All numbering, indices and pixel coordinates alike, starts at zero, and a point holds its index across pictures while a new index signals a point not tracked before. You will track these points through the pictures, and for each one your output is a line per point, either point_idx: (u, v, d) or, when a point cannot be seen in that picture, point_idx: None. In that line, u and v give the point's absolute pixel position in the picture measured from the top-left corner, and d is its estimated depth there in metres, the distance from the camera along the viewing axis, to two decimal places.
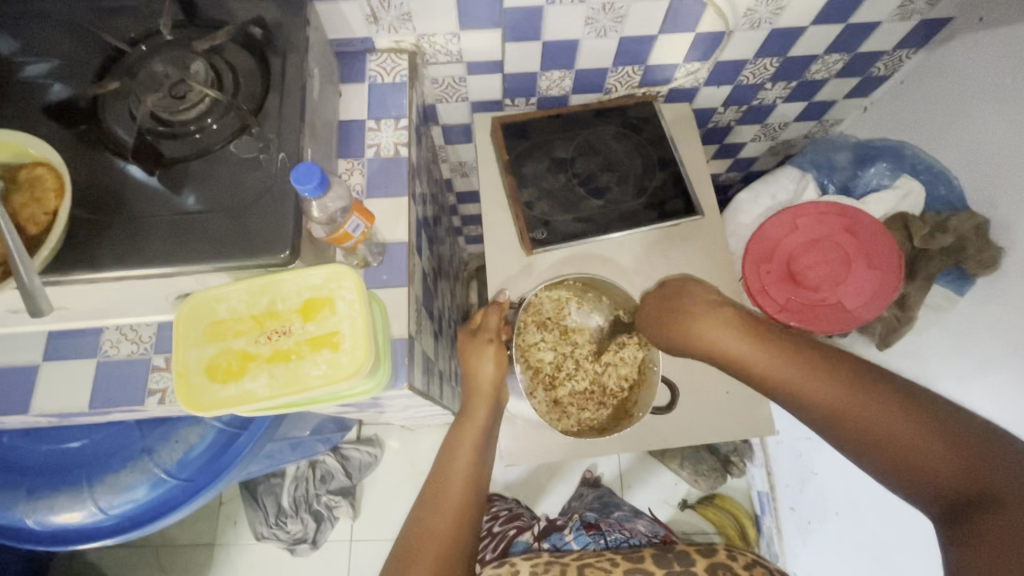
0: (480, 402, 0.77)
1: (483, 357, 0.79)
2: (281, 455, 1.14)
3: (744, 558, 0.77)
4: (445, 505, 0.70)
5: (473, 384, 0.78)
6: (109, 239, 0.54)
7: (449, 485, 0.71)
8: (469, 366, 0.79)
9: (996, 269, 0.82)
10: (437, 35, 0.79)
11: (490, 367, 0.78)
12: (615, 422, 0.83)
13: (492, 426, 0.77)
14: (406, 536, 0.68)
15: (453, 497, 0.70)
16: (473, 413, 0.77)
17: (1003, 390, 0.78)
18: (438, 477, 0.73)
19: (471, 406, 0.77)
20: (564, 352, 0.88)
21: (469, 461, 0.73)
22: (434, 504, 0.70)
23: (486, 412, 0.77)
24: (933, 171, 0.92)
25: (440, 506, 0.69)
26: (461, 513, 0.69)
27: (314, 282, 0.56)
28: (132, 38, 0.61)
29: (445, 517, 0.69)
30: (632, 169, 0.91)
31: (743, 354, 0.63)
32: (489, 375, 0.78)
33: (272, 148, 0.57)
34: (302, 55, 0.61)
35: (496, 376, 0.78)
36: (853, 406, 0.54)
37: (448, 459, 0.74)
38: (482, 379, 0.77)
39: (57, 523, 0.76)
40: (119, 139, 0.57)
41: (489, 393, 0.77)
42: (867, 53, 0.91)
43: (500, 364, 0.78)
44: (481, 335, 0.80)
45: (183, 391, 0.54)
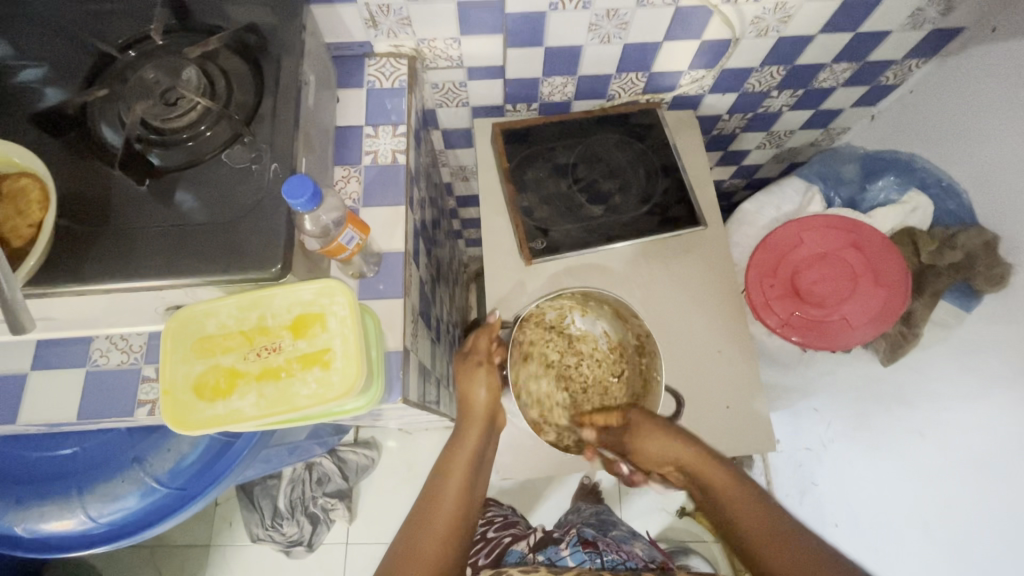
0: (473, 426, 0.77)
1: (473, 381, 0.78)
2: (276, 460, 1.13)
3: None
4: (433, 531, 0.69)
5: (466, 409, 0.78)
6: (97, 251, 0.52)
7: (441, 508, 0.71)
8: (462, 389, 0.79)
9: (1005, 286, 0.80)
10: (437, 40, 0.77)
11: (483, 393, 0.78)
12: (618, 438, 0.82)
13: (485, 452, 0.76)
14: (393, 558, 0.68)
15: (441, 522, 0.70)
16: (466, 437, 0.76)
17: (1011, 410, 0.76)
18: (429, 501, 0.72)
19: (464, 430, 0.77)
20: (570, 362, 0.89)
21: (461, 485, 0.73)
22: (422, 528, 0.69)
23: (478, 438, 0.76)
24: (942, 184, 0.90)
25: (430, 531, 0.69)
26: (450, 538, 0.69)
27: (305, 298, 0.55)
28: (123, 42, 0.60)
29: (433, 541, 0.68)
30: (634, 177, 0.89)
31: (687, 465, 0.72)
32: (482, 399, 0.77)
33: (265, 158, 0.56)
34: (296, 61, 0.59)
35: (490, 400, 0.78)
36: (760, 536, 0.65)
37: (441, 483, 0.74)
38: (476, 404, 0.77)
39: (46, 532, 0.75)
40: (110, 148, 0.56)
41: (484, 416, 0.77)
42: (876, 62, 0.89)
43: (492, 389, 0.78)
44: (471, 358, 0.80)
45: (170, 408, 0.53)
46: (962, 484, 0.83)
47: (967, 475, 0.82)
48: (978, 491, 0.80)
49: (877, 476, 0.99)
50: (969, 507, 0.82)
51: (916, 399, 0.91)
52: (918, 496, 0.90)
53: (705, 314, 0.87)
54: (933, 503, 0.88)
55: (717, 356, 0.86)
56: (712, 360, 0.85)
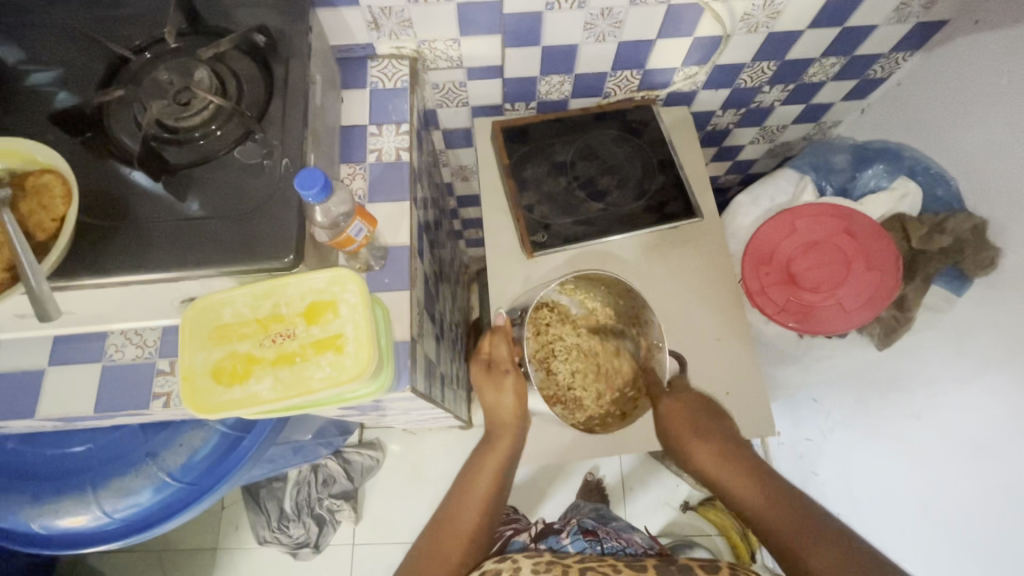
0: (504, 432, 0.78)
1: (502, 390, 0.79)
2: (284, 459, 1.14)
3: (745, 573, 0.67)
4: (458, 531, 0.71)
5: (496, 419, 0.79)
6: (117, 244, 0.54)
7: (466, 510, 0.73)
8: (489, 399, 0.79)
9: (994, 269, 0.83)
10: (438, 41, 0.80)
11: (510, 398, 0.78)
12: (633, 404, 0.85)
13: (512, 461, 0.77)
14: (417, 553, 0.72)
15: (466, 523, 0.72)
16: (497, 442, 0.77)
17: (1003, 390, 0.78)
18: (454, 503, 0.74)
19: (495, 435, 0.78)
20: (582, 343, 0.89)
21: (488, 491, 0.74)
22: (445, 530, 0.72)
23: (510, 444, 0.77)
24: (931, 172, 0.93)
25: (450, 532, 0.72)
26: (470, 542, 0.71)
27: (317, 286, 0.57)
28: (137, 45, 0.62)
29: (456, 541, 0.71)
30: (631, 172, 0.91)
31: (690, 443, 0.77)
32: (509, 406, 0.78)
33: (276, 154, 0.58)
34: (304, 62, 0.62)
35: (517, 408, 0.78)
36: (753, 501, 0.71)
37: (466, 486, 0.75)
38: (504, 410, 0.78)
39: (62, 527, 0.77)
40: (124, 146, 0.58)
41: (512, 425, 0.78)
42: (864, 56, 0.92)
43: (518, 396, 0.78)
44: (495, 368, 0.79)
45: (189, 393, 0.55)
46: (957, 464, 0.85)
47: (962, 455, 0.84)
48: (970, 469, 0.82)
49: (876, 461, 1.01)
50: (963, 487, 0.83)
51: (912, 383, 0.93)
52: (916, 480, 0.92)
53: (704, 302, 0.89)
54: (930, 485, 0.89)
55: (716, 343, 0.87)
56: (712, 347, 0.87)
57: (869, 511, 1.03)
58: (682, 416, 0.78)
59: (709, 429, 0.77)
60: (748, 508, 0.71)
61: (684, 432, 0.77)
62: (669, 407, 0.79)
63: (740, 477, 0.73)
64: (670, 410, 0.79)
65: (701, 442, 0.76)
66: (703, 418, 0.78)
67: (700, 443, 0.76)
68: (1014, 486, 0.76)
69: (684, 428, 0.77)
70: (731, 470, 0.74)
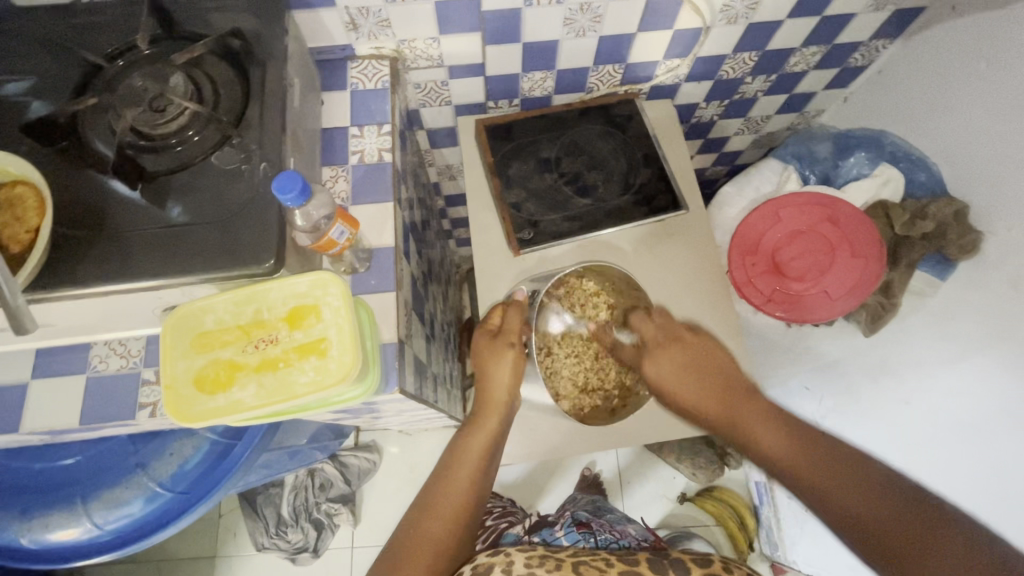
0: (492, 413, 0.79)
1: (501, 361, 0.81)
2: (279, 464, 1.12)
3: (740, 569, 0.67)
4: (443, 511, 0.70)
5: (487, 397, 0.80)
6: (93, 254, 0.54)
7: (451, 492, 0.71)
8: (486, 371, 0.82)
9: (977, 253, 0.83)
10: (418, 40, 0.79)
11: (506, 373, 0.81)
12: (623, 400, 0.88)
13: (499, 440, 0.77)
14: (399, 542, 0.68)
15: (452, 501, 0.71)
16: (485, 422, 0.78)
17: (989, 371, 0.78)
18: (441, 484, 0.73)
19: (482, 415, 0.79)
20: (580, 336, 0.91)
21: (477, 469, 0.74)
22: (432, 510, 0.70)
23: (497, 422, 0.78)
24: (912, 159, 0.93)
25: (434, 513, 0.69)
26: (456, 521, 0.69)
27: (299, 290, 0.57)
28: (110, 52, 0.61)
29: (442, 522, 0.69)
30: (616, 167, 0.91)
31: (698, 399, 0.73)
32: (504, 380, 0.80)
33: (254, 159, 0.57)
34: (280, 64, 0.61)
35: (512, 386, 0.80)
36: (794, 455, 0.62)
37: (451, 465, 0.74)
38: (498, 385, 0.80)
39: (53, 541, 0.76)
40: (100, 154, 0.57)
41: (502, 403, 0.79)
42: (844, 45, 0.92)
43: (516, 373, 0.81)
44: (504, 339, 0.82)
45: (171, 402, 0.54)
46: (947, 447, 0.85)
47: (950, 439, 0.84)
48: (958, 450, 0.83)
49: None
50: (951, 470, 0.84)
51: (901, 367, 0.93)
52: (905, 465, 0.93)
53: (692, 294, 0.89)
54: (918, 468, 0.90)
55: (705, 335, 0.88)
56: None
57: None
58: (676, 372, 0.76)
59: (704, 377, 0.74)
60: (766, 450, 0.65)
61: (681, 386, 0.75)
62: (658, 369, 0.77)
63: (755, 420, 0.67)
64: (658, 362, 0.78)
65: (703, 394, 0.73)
66: (700, 367, 0.75)
67: (695, 388, 0.74)
68: (1002, 466, 0.76)
69: (680, 378, 0.75)
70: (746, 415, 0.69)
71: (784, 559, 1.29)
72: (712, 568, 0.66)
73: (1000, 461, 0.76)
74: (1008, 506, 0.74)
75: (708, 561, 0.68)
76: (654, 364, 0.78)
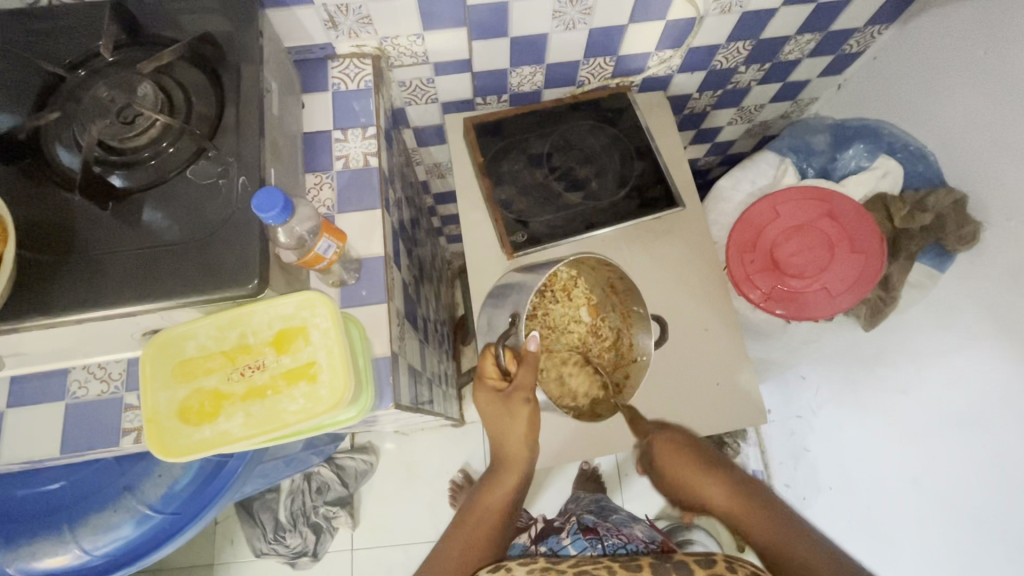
0: (512, 469, 0.76)
1: (515, 417, 0.74)
2: (275, 473, 1.06)
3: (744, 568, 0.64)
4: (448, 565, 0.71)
5: (505, 451, 0.76)
6: (64, 280, 0.51)
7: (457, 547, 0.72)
8: (500, 427, 0.75)
9: (976, 243, 0.82)
10: (400, 37, 0.76)
11: (521, 427, 0.75)
12: (623, 374, 0.84)
13: (520, 494, 0.76)
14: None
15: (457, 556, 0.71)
16: (503, 478, 0.76)
17: (988, 363, 0.78)
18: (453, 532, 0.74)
19: (502, 470, 0.76)
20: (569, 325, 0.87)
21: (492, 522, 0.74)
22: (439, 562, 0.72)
23: (516, 480, 0.75)
24: (910, 149, 0.92)
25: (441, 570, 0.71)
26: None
27: (285, 312, 0.55)
28: (72, 61, 0.57)
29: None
30: (610, 162, 0.89)
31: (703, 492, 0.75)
32: (519, 434, 0.75)
33: (232, 171, 0.54)
34: (256, 67, 0.57)
35: (529, 435, 0.75)
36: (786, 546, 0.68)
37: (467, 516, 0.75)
38: (512, 440, 0.75)
39: (41, 569, 0.74)
40: (67, 171, 0.54)
41: (522, 461, 0.75)
42: (839, 31, 0.90)
43: (531, 427, 0.75)
44: (513, 395, 0.73)
45: (155, 435, 0.53)
46: (944, 438, 0.85)
47: (947, 430, 0.84)
48: (956, 440, 0.82)
49: (865, 438, 1.01)
50: (948, 458, 0.84)
51: (899, 358, 0.93)
52: (902, 455, 0.93)
53: (690, 291, 0.87)
54: (915, 457, 0.90)
55: (704, 333, 0.86)
56: (701, 338, 0.86)
57: (860, 486, 1.03)
58: (679, 454, 0.76)
59: (715, 478, 0.75)
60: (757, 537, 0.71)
61: (684, 473, 0.76)
62: (664, 447, 0.77)
63: (753, 514, 0.72)
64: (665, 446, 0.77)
65: (703, 479, 0.75)
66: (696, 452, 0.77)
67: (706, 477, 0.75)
68: (1001, 457, 0.76)
69: (683, 466, 0.76)
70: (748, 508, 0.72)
71: None
72: (716, 570, 0.64)
73: (1000, 453, 0.76)
74: (1009, 497, 0.74)
75: (712, 562, 0.66)
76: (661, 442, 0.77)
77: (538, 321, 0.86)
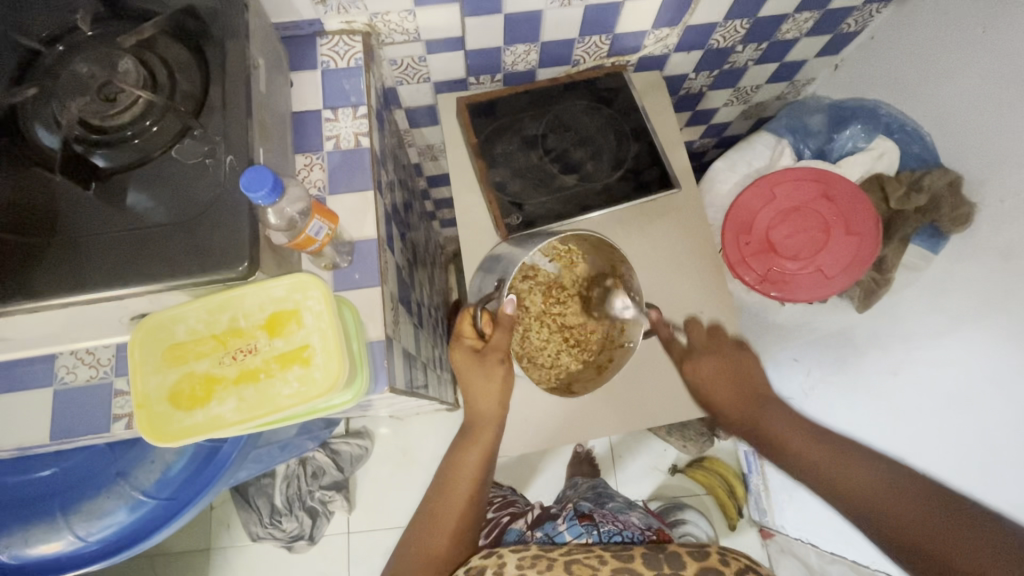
0: (488, 424, 0.74)
1: (490, 379, 0.73)
2: (270, 456, 1.01)
3: (737, 563, 0.65)
4: (443, 522, 0.71)
5: (480, 411, 0.74)
6: (46, 264, 0.49)
7: (447, 504, 0.72)
8: (470, 387, 0.74)
9: (969, 225, 0.83)
10: (392, 13, 0.73)
11: (492, 388, 0.73)
12: (607, 356, 0.85)
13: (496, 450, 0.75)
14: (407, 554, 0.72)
15: (449, 514, 0.72)
16: (481, 434, 0.74)
17: (978, 343, 0.78)
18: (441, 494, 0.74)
19: (477, 427, 0.75)
20: (561, 299, 0.88)
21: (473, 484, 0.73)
22: (434, 521, 0.72)
23: (494, 434, 0.74)
24: (907, 130, 0.92)
25: (439, 528, 0.71)
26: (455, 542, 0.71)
27: (277, 295, 0.54)
28: (47, 36, 0.55)
29: (443, 537, 0.71)
30: (605, 144, 0.87)
31: (726, 399, 0.75)
32: (491, 396, 0.73)
33: (219, 151, 0.53)
34: (243, 42, 0.55)
35: (502, 398, 0.74)
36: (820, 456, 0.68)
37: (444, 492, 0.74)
38: (484, 399, 0.73)
39: (35, 556, 0.73)
40: (47, 151, 0.52)
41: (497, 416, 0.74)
42: (838, 10, 0.88)
43: (505, 390, 0.74)
44: (490, 356, 0.73)
45: (146, 420, 0.52)
46: (932, 418, 0.86)
47: (936, 409, 0.85)
48: (947, 419, 0.83)
49: (855, 418, 1.02)
50: (938, 438, 0.85)
51: (890, 340, 0.94)
52: (890, 435, 0.94)
53: (684, 272, 0.87)
54: (904, 437, 0.91)
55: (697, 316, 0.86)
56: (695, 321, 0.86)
57: None
58: (712, 372, 0.76)
59: (741, 385, 0.75)
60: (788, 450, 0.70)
61: (717, 388, 0.75)
62: (701, 372, 0.77)
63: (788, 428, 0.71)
64: (705, 371, 0.76)
65: (732, 394, 0.75)
66: (744, 379, 0.76)
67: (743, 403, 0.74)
68: (989, 435, 0.77)
69: (717, 382, 0.76)
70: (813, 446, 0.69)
71: (771, 523, 1.35)
72: (709, 563, 0.65)
73: (989, 433, 0.77)
74: (998, 474, 0.76)
75: (706, 554, 0.66)
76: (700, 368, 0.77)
77: (539, 285, 0.87)
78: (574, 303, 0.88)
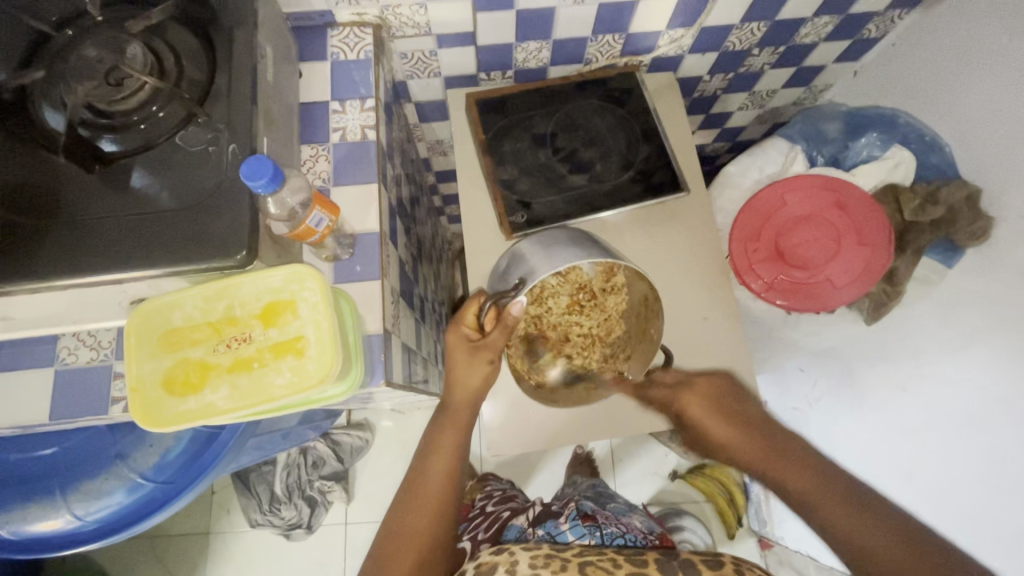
0: (462, 407, 0.73)
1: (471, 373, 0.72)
2: (272, 444, 1.01)
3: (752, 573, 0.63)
4: (423, 501, 0.67)
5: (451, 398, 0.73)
6: (48, 245, 0.50)
7: (428, 483, 0.68)
8: (451, 371, 0.73)
9: (987, 239, 0.80)
10: (403, 6, 0.73)
11: (473, 380, 0.73)
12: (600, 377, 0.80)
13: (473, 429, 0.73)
14: (382, 539, 0.66)
15: (430, 491, 0.67)
16: (457, 413, 0.73)
17: (991, 361, 0.76)
18: (418, 475, 0.70)
19: (454, 407, 0.73)
20: (585, 307, 0.82)
21: (451, 459, 0.70)
22: (412, 502, 0.67)
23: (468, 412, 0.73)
24: (925, 140, 0.89)
25: (418, 507, 0.67)
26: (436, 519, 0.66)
27: (274, 285, 0.54)
28: (59, 20, 0.55)
29: (422, 516, 0.66)
30: (615, 144, 0.86)
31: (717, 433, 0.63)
32: (470, 387, 0.72)
33: (224, 139, 0.53)
34: (249, 31, 0.55)
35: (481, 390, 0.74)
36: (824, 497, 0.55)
37: (419, 470, 0.70)
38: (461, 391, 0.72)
39: (35, 531, 0.75)
40: (53, 132, 0.52)
41: (469, 405, 0.73)
42: (858, 15, 0.87)
43: (484, 385, 0.73)
44: (480, 352, 0.71)
45: (139, 406, 0.52)
46: (943, 435, 0.83)
47: (948, 428, 0.82)
48: (958, 437, 0.81)
49: (862, 430, 1.00)
50: (951, 456, 0.82)
51: (899, 354, 0.92)
52: (897, 448, 0.92)
53: (690, 278, 0.86)
54: (915, 451, 0.89)
55: (702, 322, 0.85)
56: (699, 327, 0.85)
57: None
58: (700, 398, 0.65)
59: (732, 419, 0.63)
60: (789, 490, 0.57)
61: (701, 416, 0.64)
62: (686, 403, 0.65)
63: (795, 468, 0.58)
64: (688, 404, 0.65)
65: (716, 424, 0.63)
66: (732, 413, 0.64)
67: (732, 432, 0.62)
68: (1004, 455, 0.74)
69: (711, 421, 0.63)
70: (822, 485, 0.56)
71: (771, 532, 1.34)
72: (724, 571, 0.63)
73: (1004, 452, 0.74)
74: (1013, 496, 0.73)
75: (721, 563, 0.65)
76: (686, 402, 0.66)
77: (567, 285, 0.81)
78: (596, 317, 0.82)
